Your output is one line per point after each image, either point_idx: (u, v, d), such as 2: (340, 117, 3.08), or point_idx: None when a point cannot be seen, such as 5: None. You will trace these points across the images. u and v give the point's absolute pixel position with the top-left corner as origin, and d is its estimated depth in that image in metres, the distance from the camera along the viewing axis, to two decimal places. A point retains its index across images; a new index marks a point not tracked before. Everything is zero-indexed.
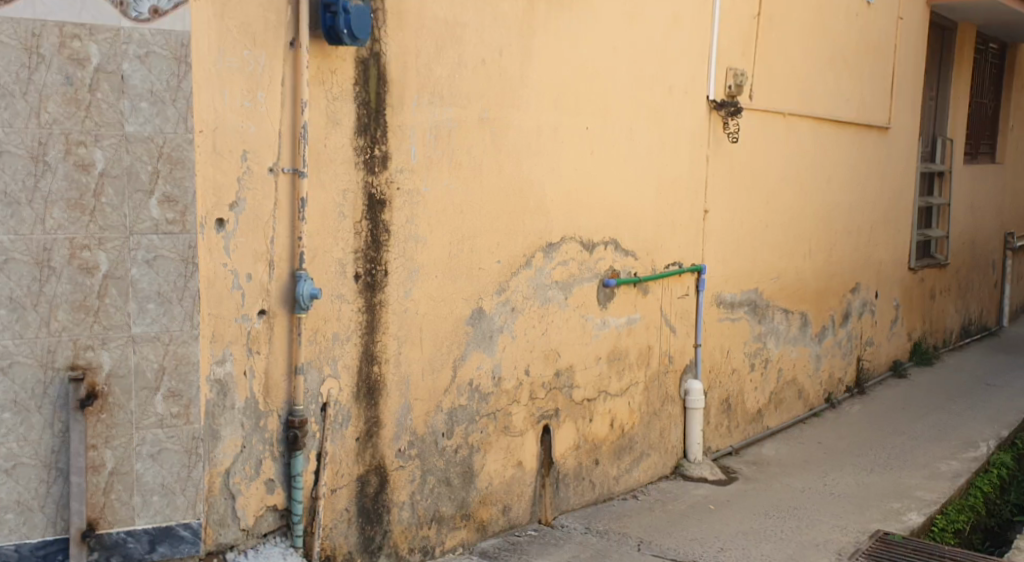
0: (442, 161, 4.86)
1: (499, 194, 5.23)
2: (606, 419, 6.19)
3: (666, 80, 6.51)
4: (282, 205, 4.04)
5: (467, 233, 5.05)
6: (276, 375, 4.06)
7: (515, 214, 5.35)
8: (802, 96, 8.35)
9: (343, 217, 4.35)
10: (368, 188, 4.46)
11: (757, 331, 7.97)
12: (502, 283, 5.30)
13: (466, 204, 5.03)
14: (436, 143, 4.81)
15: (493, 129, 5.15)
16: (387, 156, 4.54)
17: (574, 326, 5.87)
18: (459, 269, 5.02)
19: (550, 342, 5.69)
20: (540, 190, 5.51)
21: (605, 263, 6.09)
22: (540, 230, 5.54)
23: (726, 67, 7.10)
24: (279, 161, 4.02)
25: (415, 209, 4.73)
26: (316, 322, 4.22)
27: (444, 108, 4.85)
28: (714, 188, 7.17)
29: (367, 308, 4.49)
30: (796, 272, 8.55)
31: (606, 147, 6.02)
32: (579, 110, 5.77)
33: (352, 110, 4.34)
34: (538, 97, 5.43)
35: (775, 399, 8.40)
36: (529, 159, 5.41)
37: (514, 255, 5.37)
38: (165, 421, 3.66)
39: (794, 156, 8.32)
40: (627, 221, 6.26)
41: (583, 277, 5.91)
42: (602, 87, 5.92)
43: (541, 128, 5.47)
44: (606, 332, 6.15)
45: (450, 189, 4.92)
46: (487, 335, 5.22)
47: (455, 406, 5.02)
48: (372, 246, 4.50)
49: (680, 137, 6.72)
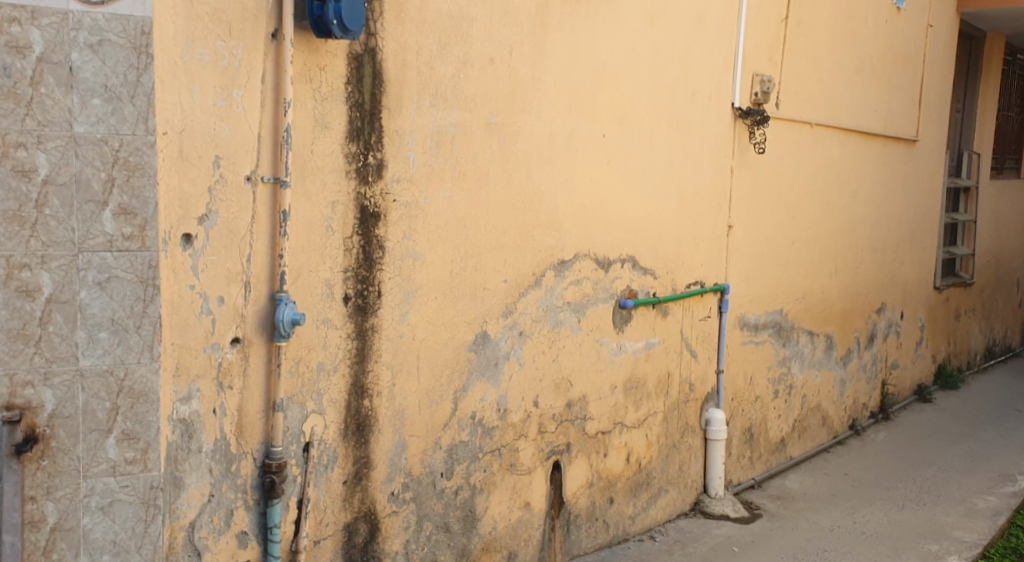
0: (445, 170, 4.37)
1: (507, 206, 4.73)
2: (622, 453, 5.69)
3: (690, 85, 6.01)
4: (261, 218, 3.54)
5: (471, 250, 4.55)
6: (251, 412, 3.55)
7: (524, 229, 4.85)
8: (831, 105, 7.84)
9: (332, 232, 3.85)
10: (361, 200, 3.97)
11: (781, 355, 7.45)
12: (510, 305, 4.80)
13: (470, 217, 4.53)
14: (438, 150, 4.32)
15: (501, 135, 4.66)
16: (382, 164, 4.05)
17: (587, 352, 5.35)
18: (462, 290, 4.52)
19: (561, 370, 5.18)
20: (552, 203, 5.01)
21: (621, 282, 5.58)
22: (552, 246, 5.04)
23: (752, 73, 6.60)
24: (258, 168, 3.52)
25: (413, 223, 4.23)
26: (298, 351, 3.72)
27: (447, 111, 4.35)
28: (738, 202, 6.66)
29: (357, 334, 3.99)
30: (822, 291, 8.03)
31: (624, 157, 5.51)
32: (596, 116, 5.26)
33: (344, 112, 3.85)
34: (551, 101, 4.94)
35: (799, 427, 7.87)
36: (540, 169, 4.91)
37: (523, 274, 4.87)
38: (118, 469, 3.16)
39: (822, 168, 7.81)
40: (646, 237, 5.76)
41: (598, 298, 5.41)
42: (620, 92, 5.42)
43: (554, 136, 4.98)
44: (623, 359, 5.65)
45: (453, 202, 4.43)
46: (492, 363, 4.71)
47: (455, 443, 4.51)
48: (364, 264, 4.01)
49: (703, 147, 6.22)
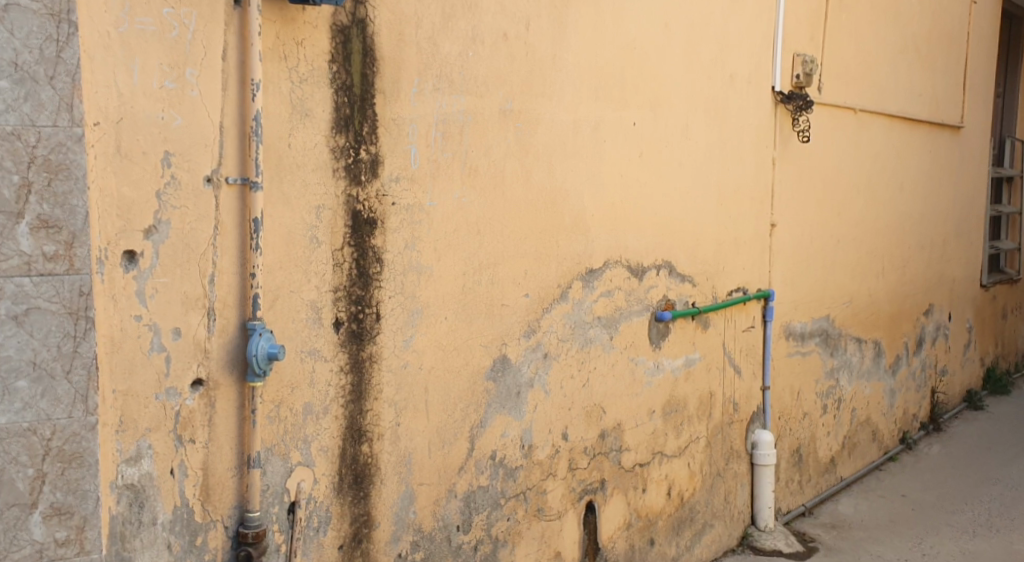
0: (452, 167, 3.68)
1: (526, 206, 4.04)
2: (662, 487, 5.00)
3: (727, 66, 5.30)
4: (226, 229, 2.85)
5: (485, 259, 3.86)
6: (220, 470, 2.87)
7: (547, 233, 4.15)
8: (877, 88, 7.11)
9: (318, 243, 3.16)
10: (352, 204, 3.29)
11: (829, 367, 6.73)
12: (532, 323, 4.10)
13: (483, 221, 3.84)
14: (443, 142, 3.63)
15: (518, 124, 3.96)
16: (378, 159, 3.37)
17: (622, 373, 4.65)
18: (477, 308, 3.83)
19: (593, 395, 4.48)
20: (579, 203, 4.32)
21: (657, 291, 4.88)
22: (579, 253, 4.34)
23: (793, 52, 5.89)
24: (220, 167, 2.84)
25: (416, 229, 3.55)
26: (278, 391, 3.04)
27: (454, 97, 3.67)
28: (781, 197, 5.96)
29: (352, 366, 3.30)
30: (869, 293, 7.31)
31: (657, 147, 4.81)
32: (626, 101, 4.56)
33: (329, 97, 3.16)
34: (575, 84, 4.24)
35: (849, 444, 7.14)
36: (563, 164, 4.21)
37: (546, 287, 4.17)
38: (46, 553, 2.47)
39: (867, 158, 7.08)
40: (683, 239, 5.05)
41: (632, 311, 4.71)
42: (651, 73, 4.72)
43: (578, 124, 4.28)
44: (661, 379, 4.94)
45: (463, 204, 3.74)
46: (513, 392, 4.02)
47: (473, 489, 3.82)
48: (358, 281, 3.32)
49: (743, 136, 5.51)
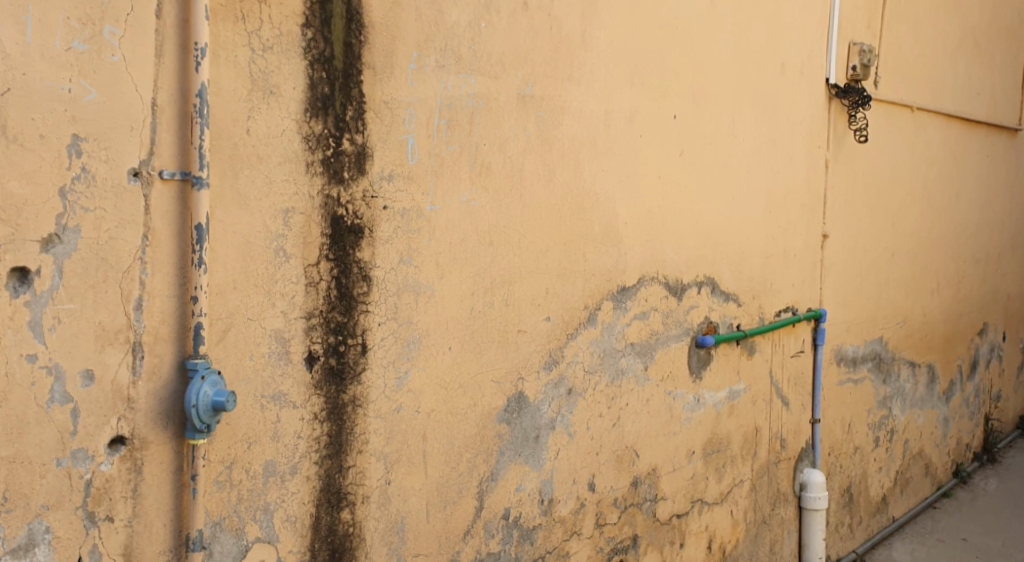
0: (458, 163, 3.00)
1: (548, 211, 3.35)
2: (702, 540, 4.30)
3: (781, 52, 4.58)
4: (160, 238, 2.18)
5: (499, 276, 3.18)
6: (149, 556, 2.19)
7: (572, 244, 3.46)
8: (936, 85, 6.38)
9: (285, 256, 2.49)
10: (331, 207, 2.61)
11: (881, 395, 5.98)
12: (553, 352, 3.41)
13: (496, 230, 3.15)
14: (448, 132, 2.96)
15: (539, 113, 3.27)
16: (365, 151, 2.70)
17: (657, 410, 3.95)
18: (488, 335, 3.14)
19: (625, 437, 3.78)
20: (610, 208, 3.62)
21: (699, 312, 4.17)
22: (610, 268, 3.65)
23: (849, 41, 5.13)
24: (152, 158, 2.16)
25: (414, 240, 2.87)
26: (229, 448, 2.36)
27: (462, 77, 2.98)
28: (836, 204, 5.24)
29: (330, 412, 2.62)
30: (924, 312, 6.57)
31: (702, 144, 4.10)
32: (668, 90, 3.86)
33: (301, 69, 2.50)
34: (608, 67, 3.55)
35: (901, 480, 6.41)
36: (593, 161, 3.52)
37: (570, 308, 3.48)
38: None
39: (924, 162, 6.35)
40: (729, 252, 4.34)
41: (670, 336, 4.00)
42: (696, 57, 4.01)
43: (610, 115, 3.58)
44: (702, 415, 4.24)
45: (472, 209, 3.06)
46: (532, 436, 3.33)
47: (481, 557, 3.14)
48: (338, 305, 2.64)
49: (798, 135, 4.77)
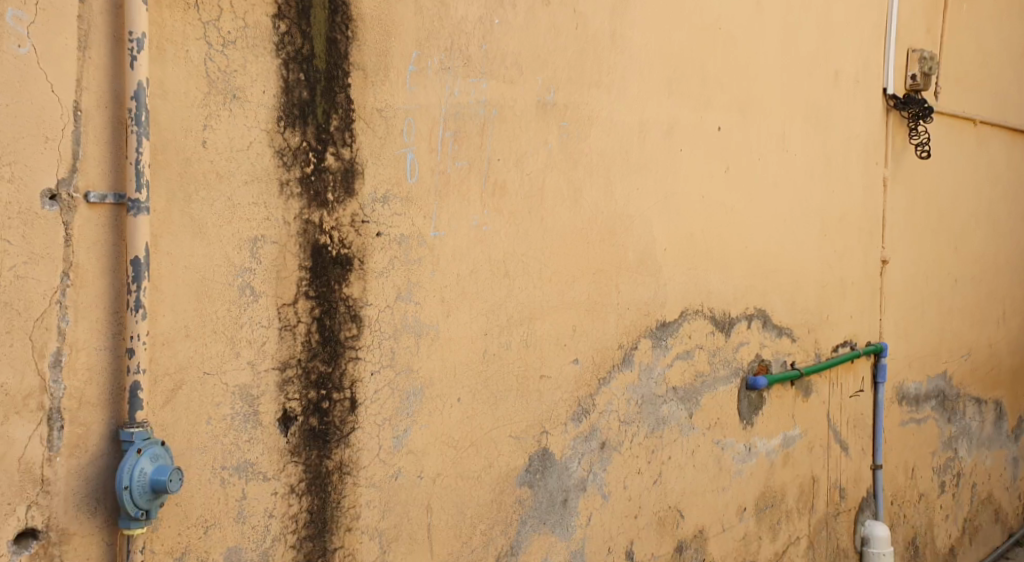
0: (467, 181, 2.55)
1: (574, 237, 2.88)
2: None
3: (835, 57, 4.05)
4: (85, 277, 1.75)
5: (517, 313, 2.71)
6: None
7: (603, 273, 2.99)
8: (1001, 94, 5.84)
9: (253, 296, 2.05)
10: (312, 235, 2.16)
11: (947, 435, 5.30)
12: (583, 401, 2.93)
13: (513, 259, 2.69)
14: (455, 145, 2.51)
15: (563, 123, 2.81)
16: (354, 167, 2.25)
17: (703, 463, 3.45)
18: (505, 383, 2.68)
19: (668, 496, 3.28)
20: (647, 231, 3.15)
21: (749, 349, 3.68)
22: (647, 301, 3.17)
23: (908, 47, 4.54)
24: (74, 177, 1.74)
25: (414, 273, 2.41)
26: (179, 536, 1.92)
27: (471, 81, 2.54)
28: (900, 226, 4.68)
29: (311, 483, 2.17)
30: (991, 343, 5.99)
31: (750, 160, 3.61)
32: (711, 98, 3.38)
33: (272, 70, 2.06)
34: (643, 72, 3.08)
35: (971, 528, 5.80)
36: (626, 178, 3.05)
37: (602, 349, 2.99)
38: None
39: (988, 179, 5.80)
40: (781, 280, 3.84)
41: (717, 379, 3.51)
42: (743, 61, 3.52)
43: (646, 127, 3.11)
44: (754, 466, 3.73)
45: (485, 235, 2.61)
46: (558, 500, 2.85)
47: None
48: (321, 352, 2.19)
49: (855, 149, 4.27)
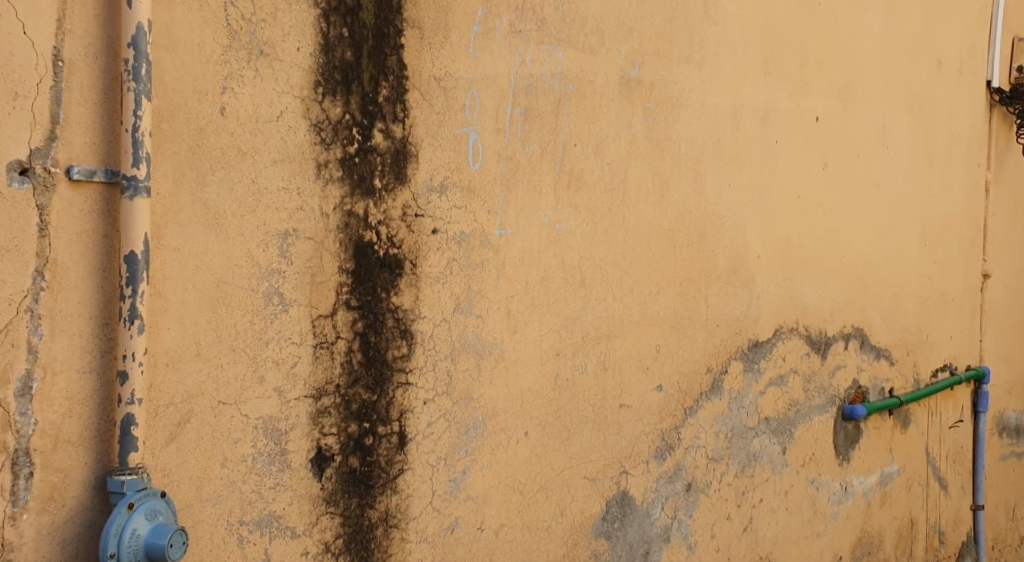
0: (539, 170, 2.12)
1: (660, 240, 2.44)
2: None
3: (939, 43, 3.59)
4: (65, 277, 1.35)
5: (595, 329, 2.28)
6: None
7: (691, 283, 2.55)
8: None
9: (282, 306, 1.63)
10: (355, 231, 1.75)
11: None
12: (666, 435, 2.49)
13: (590, 265, 2.26)
14: (525, 126, 2.08)
15: (649, 104, 2.38)
16: (405, 149, 1.84)
17: (796, 506, 2.99)
18: (580, 414, 2.24)
19: (757, 545, 2.83)
20: (739, 235, 2.71)
21: (846, 373, 3.22)
22: (737, 317, 2.72)
23: (1013, 35, 4.06)
24: (53, 145, 1.33)
25: (476, 279, 1.99)
26: None
27: (546, 49, 2.12)
28: (1002, 235, 4.19)
29: (350, 540, 1.75)
30: None
31: (849, 156, 3.16)
32: (810, 83, 2.94)
33: (308, 21, 1.66)
34: (738, 49, 2.65)
35: None
36: (717, 172, 2.62)
37: (688, 373, 2.56)
38: None
39: None
40: (881, 295, 3.37)
41: (811, 408, 3.06)
42: (843, 42, 3.08)
43: (739, 113, 2.67)
44: (850, 508, 3.25)
45: (559, 236, 2.18)
46: (639, 553, 2.41)
47: None
48: (365, 377, 1.77)
49: (958, 147, 3.80)
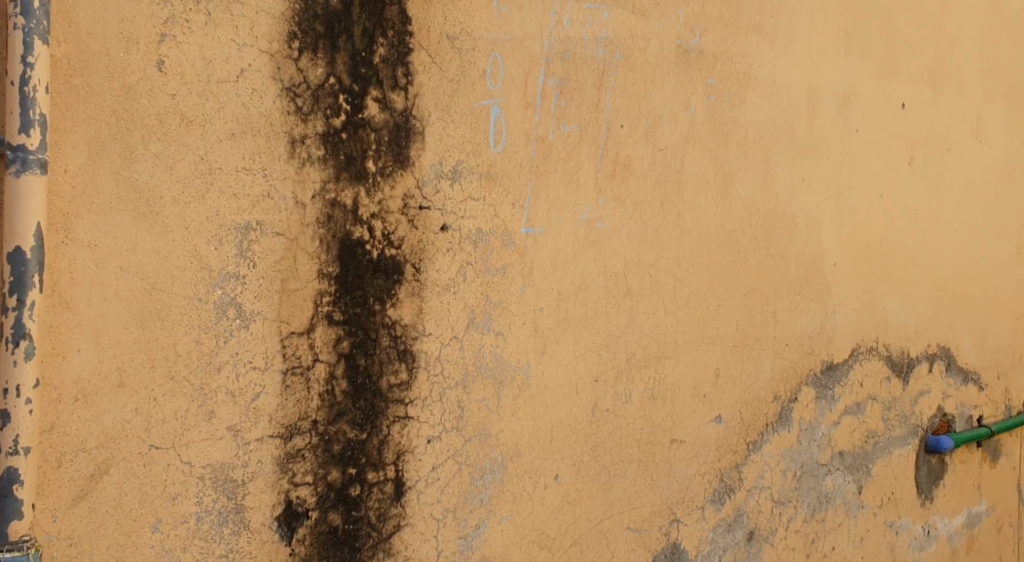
0: (577, 156, 1.73)
1: (721, 243, 2.04)
2: None
3: None
4: None
5: (642, 350, 1.89)
6: None
7: (757, 294, 2.15)
8: None
9: (237, 322, 1.29)
10: (340, 226, 1.38)
11: None
12: (726, 475, 2.09)
13: (638, 272, 1.87)
14: (561, 100, 1.70)
15: (711, 80, 1.98)
16: (407, 125, 1.46)
17: (873, 555, 2.57)
18: (624, 453, 1.85)
19: None
20: (814, 238, 2.30)
21: (932, 401, 2.77)
22: (809, 335, 2.31)
23: None
24: None
25: (497, 288, 1.61)
26: None
27: (587, 7, 1.73)
28: None
29: None
30: None
31: (943, 149, 2.71)
32: (896, 63, 2.50)
33: None
34: (814, 19, 2.23)
35: None
36: (790, 163, 2.21)
37: (752, 401, 2.15)
38: None
39: None
40: (977, 310, 2.91)
41: (892, 441, 2.62)
42: (937, 15, 2.63)
43: (816, 95, 2.26)
44: (934, 556, 2.81)
45: (600, 236, 1.79)
46: None
47: None
48: (349, 411, 1.40)
49: None
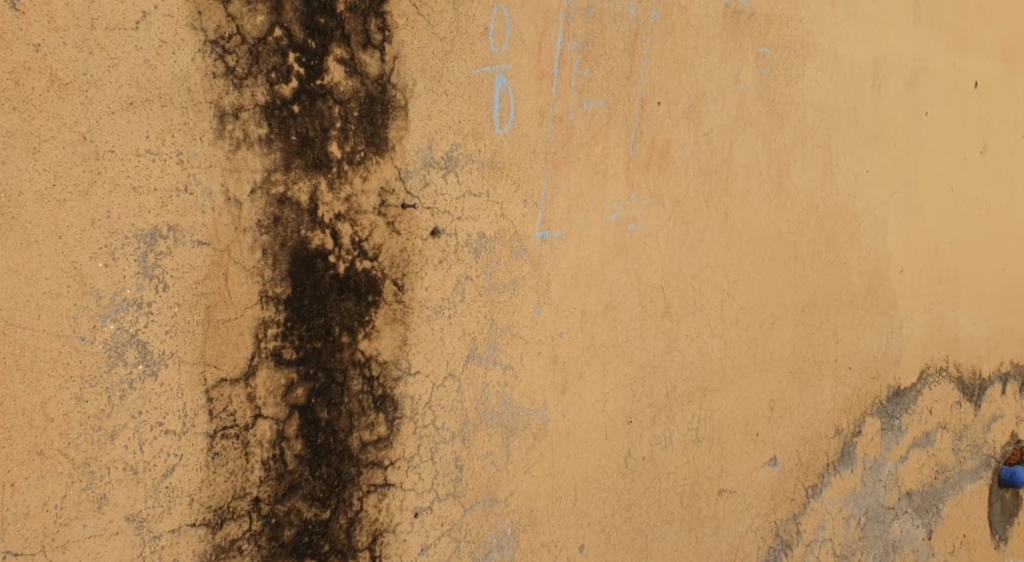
0: (605, 139, 1.36)
1: (776, 249, 1.67)
2: None
3: None
4: None
5: (685, 382, 1.51)
6: None
7: (817, 309, 1.79)
8: None
9: (141, 374, 1.00)
10: (292, 231, 1.07)
11: None
12: (783, 529, 1.72)
13: (679, 286, 1.50)
14: (584, 69, 1.33)
15: (764, 48, 1.61)
16: (381, 99, 1.13)
17: None
18: (664, 511, 1.49)
19: None
20: (880, 241, 1.92)
21: (1012, 427, 2.38)
22: (875, 355, 1.94)
23: None
24: None
25: (504, 311, 1.26)
26: None
27: None
28: None
29: None
30: None
31: None
32: (976, 33, 2.10)
33: None
34: None
35: None
36: (852, 152, 1.84)
37: (811, 438, 1.78)
38: None
39: None
40: None
41: (965, 475, 2.24)
42: None
43: (881, 71, 1.88)
44: None
45: (633, 240, 1.42)
46: None
47: None
48: (305, 485, 1.10)
49: None
